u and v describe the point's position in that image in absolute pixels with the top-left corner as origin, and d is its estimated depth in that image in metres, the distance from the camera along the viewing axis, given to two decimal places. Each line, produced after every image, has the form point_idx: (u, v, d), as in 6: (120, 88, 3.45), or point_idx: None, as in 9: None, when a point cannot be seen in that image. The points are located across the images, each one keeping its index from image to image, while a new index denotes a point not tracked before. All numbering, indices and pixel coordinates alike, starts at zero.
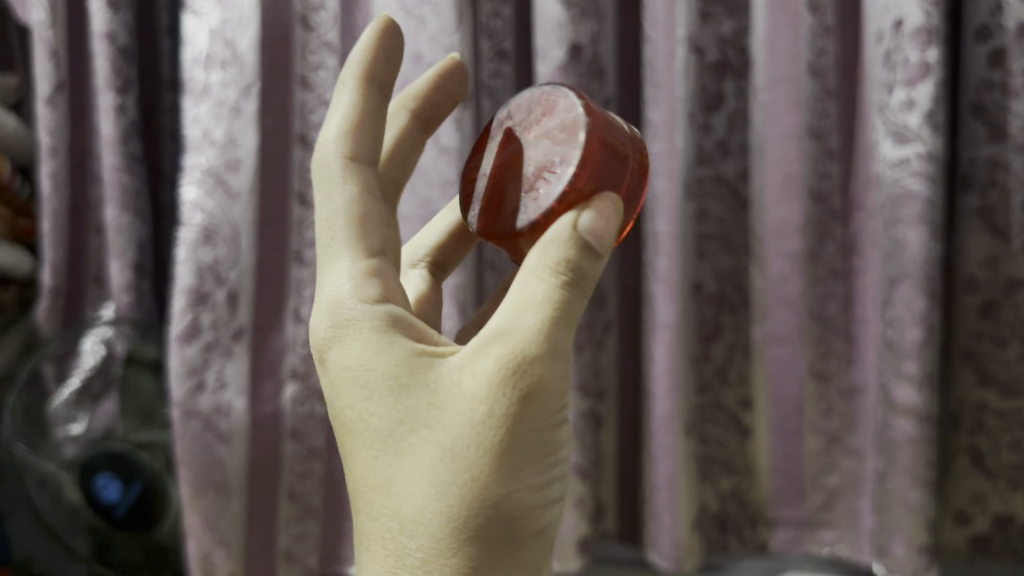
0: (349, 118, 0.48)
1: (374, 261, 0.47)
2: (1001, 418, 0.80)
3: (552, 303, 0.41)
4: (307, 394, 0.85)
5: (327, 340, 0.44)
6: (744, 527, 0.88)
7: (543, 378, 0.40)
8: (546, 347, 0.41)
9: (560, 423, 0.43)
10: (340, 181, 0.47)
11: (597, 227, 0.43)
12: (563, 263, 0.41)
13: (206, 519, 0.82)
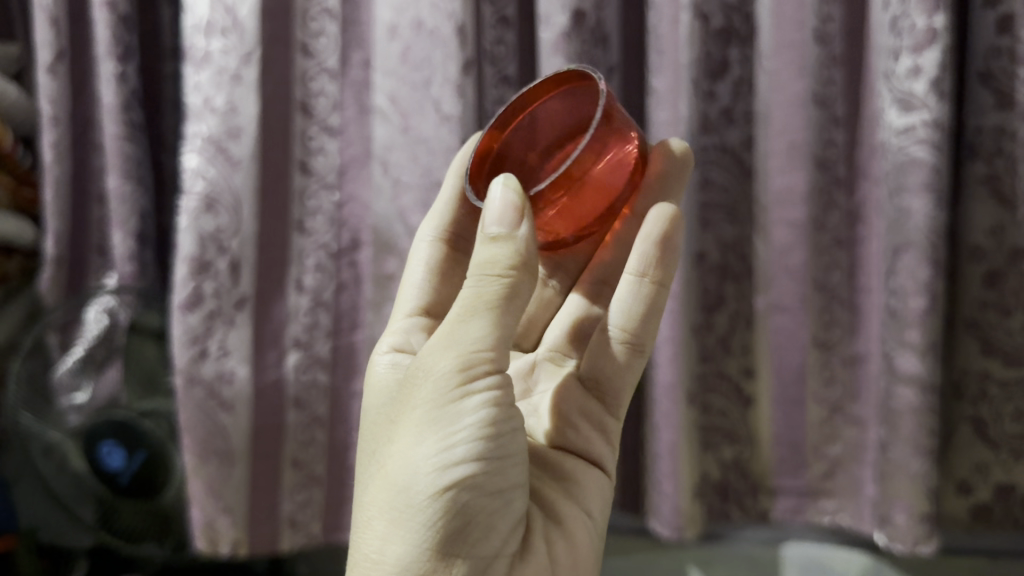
0: (446, 211, 0.70)
1: (421, 319, 0.68)
2: (1005, 387, 0.80)
3: (470, 299, 0.50)
4: (310, 362, 0.85)
5: (370, 372, 0.66)
6: (745, 495, 0.89)
7: (431, 370, 0.50)
8: (443, 342, 0.50)
9: (475, 404, 0.50)
10: (424, 247, 0.70)
11: (499, 222, 0.50)
12: (485, 262, 0.49)
13: (209, 487, 0.83)
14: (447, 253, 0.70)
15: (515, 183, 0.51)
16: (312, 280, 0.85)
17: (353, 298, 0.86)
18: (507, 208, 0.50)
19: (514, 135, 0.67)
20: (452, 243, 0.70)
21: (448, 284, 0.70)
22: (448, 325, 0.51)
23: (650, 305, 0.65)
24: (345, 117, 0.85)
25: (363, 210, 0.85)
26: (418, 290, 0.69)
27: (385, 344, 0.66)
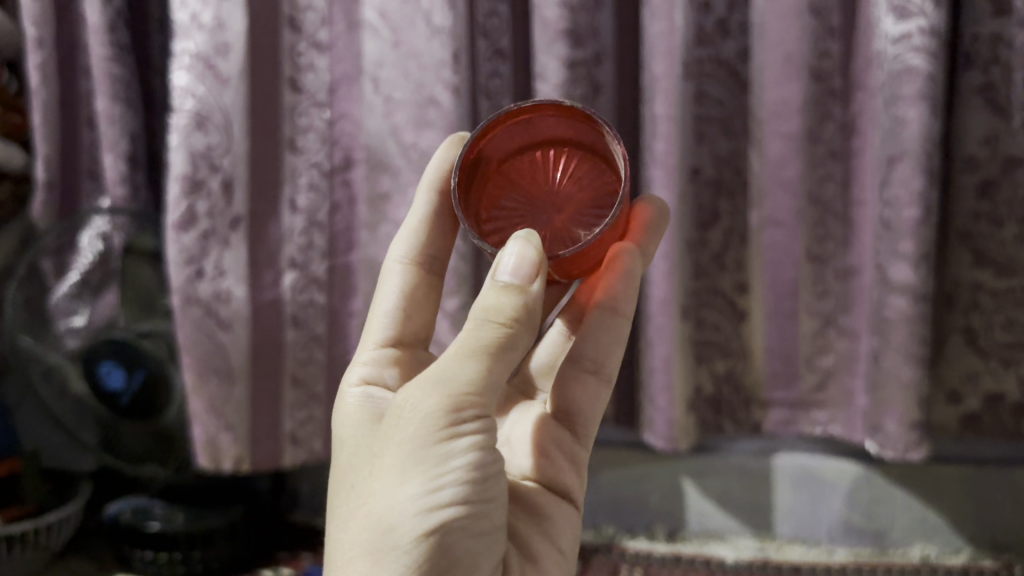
0: (418, 233, 0.65)
1: (391, 350, 0.63)
2: (996, 297, 0.81)
3: (467, 341, 0.47)
4: (307, 282, 0.85)
5: (338, 412, 0.58)
6: (738, 408, 0.91)
7: (417, 411, 0.46)
8: (436, 380, 0.46)
9: (462, 448, 0.46)
10: (395, 272, 0.64)
11: (510, 268, 0.47)
12: (488, 308, 0.47)
13: (210, 404, 0.83)
14: (419, 278, 0.65)
15: (536, 238, 0.48)
16: (306, 199, 0.84)
17: (347, 220, 0.86)
18: (523, 250, 0.47)
19: (491, 141, 0.55)
20: (425, 266, 0.65)
21: (422, 309, 0.65)
22: (438, 365, 0.47)
23: (612, 333, 0.62)
24: (334, 33, 0.84)
25: (354, 128, 0.85)
26: (389, 318, 0.63)
27: (353, 375, 0.60)
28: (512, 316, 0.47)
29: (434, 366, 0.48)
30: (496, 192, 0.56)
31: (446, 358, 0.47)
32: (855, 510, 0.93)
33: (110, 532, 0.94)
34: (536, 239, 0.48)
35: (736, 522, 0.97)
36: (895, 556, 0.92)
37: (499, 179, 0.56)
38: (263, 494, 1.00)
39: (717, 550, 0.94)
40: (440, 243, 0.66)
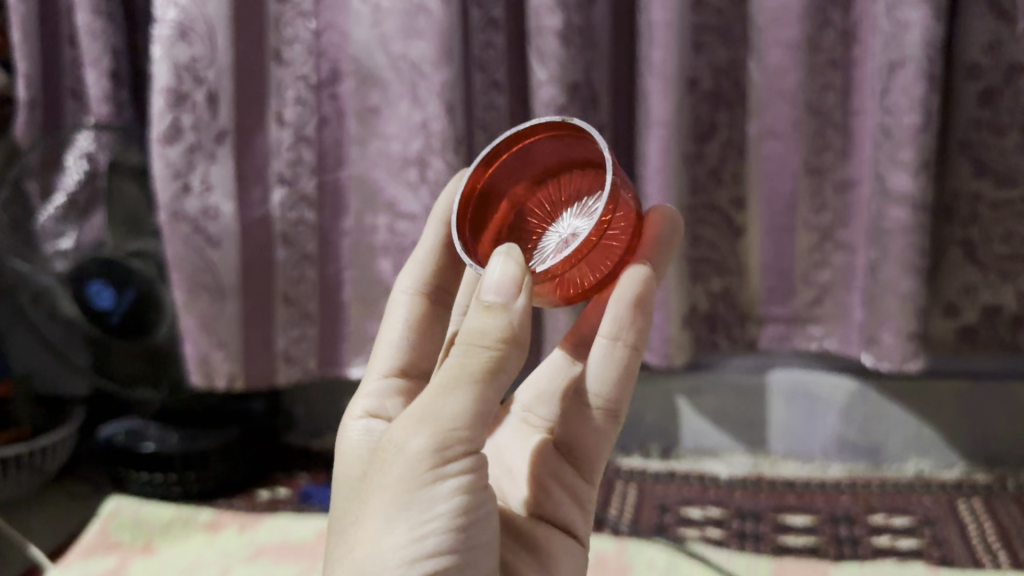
0: (425, 263, 0.67)
1: (394, 379, 0.65)
2: (995, 209, 0.80)
3: (452, 371, 0.46)
4: (296, 199, 0.83)
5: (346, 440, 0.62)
6: (733, 325, 0.90)
7: (405, 450, 0.45)
8: (420, 416, 0.46)
9: (450, 487, 0.46)
10: (401, 302, 0.66)
11: (491, 293, 0.46)
12: (471, 332, 0.46)
13: (201, 323, 0.82)
14: (425, 308, 0.66)
15: (517, 254, 0.48)
16: (293, 114, 0.82)
17: (335, 134, 0.84)
18: (506, 270, 0.46)
19: (497, 174, 0.59)
20: (432, 298, 0.67)
21: (425, 338, 0.66)
22: (424, 400, 0.46)
23: (619, 368, 0.59)
24: None
25: (342, 39, 0.82)
26: (394, 349, 0.66)
27: (359, 408, 0.63)
28: (493, 344, 0.45)
29: (421, 398, 0.47)
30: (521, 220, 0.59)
31: (431, 391, 0.46)
32: (850, 427, 0.93)
33: (107, 456, 0.94)
34: (521, 256, 0.48)
35: (730, 440, 0.97)
36: (889, 472, 0.93)
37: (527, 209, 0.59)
38: (259, 417, 0.99)
39: (711, 466, 0.96)
40: (449, 274, 0.67)
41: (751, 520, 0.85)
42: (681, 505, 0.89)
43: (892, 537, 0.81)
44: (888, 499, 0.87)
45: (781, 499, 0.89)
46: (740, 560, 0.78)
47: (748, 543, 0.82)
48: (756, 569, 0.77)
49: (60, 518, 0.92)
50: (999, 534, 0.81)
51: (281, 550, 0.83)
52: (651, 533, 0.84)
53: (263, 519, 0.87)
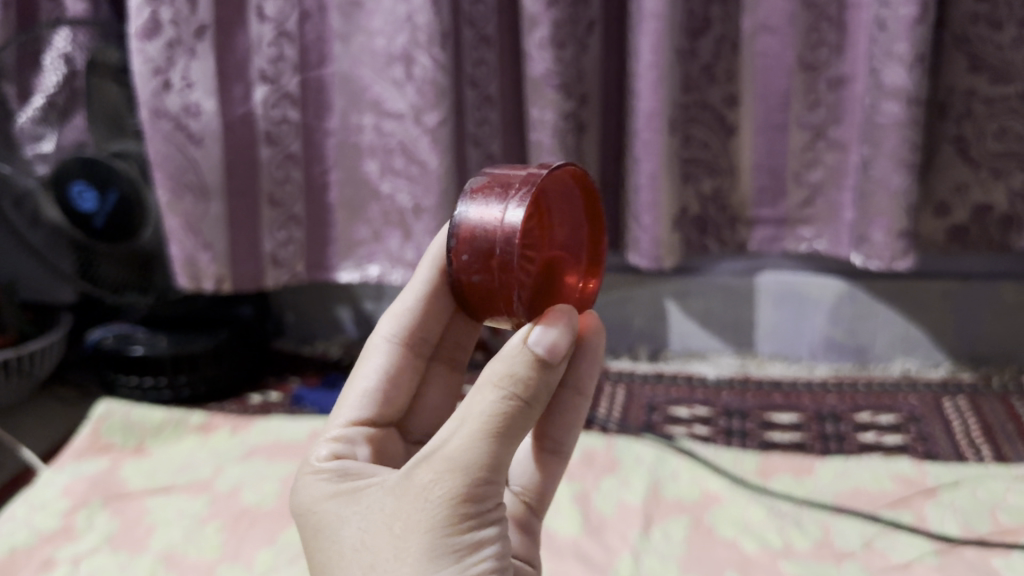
0: (402, 311, 0.53)
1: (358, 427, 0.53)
2: (989, 105, 0.79)
3: (482, 421, 0.39)
4: (280, 97, 0.81)
5: (314, 482, 0.47)
6: (724, 228, 0.89)
7: (439, 501, 0.40)
8: (459, 465, 0.40)
9: (482, 537, 0.41)
10: (375, 351, 0.54)
11: (541, 340, 0.40)
12: (503, 377, 0.39)
13: (186, 223, 0.81)
14: (402, 363, 0.54)
15: (567, 313, 0.42)
16: (274, 8, 0.78)
17: (318, 29, 0.81)
18: (546, 322, 0.41)
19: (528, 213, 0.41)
20: (413, 349, 0.54)
21: (399, 390, 0.55)
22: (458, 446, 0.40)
23: (570, 411, 0.52)
24: None
25: None
26: (363, 398, 0.53)
27: (325, 449, 0.50)
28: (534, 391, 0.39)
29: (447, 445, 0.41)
30: (481, 265, 0.42)
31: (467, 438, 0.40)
32: (837, 326, 0.94)
33: (95, 359, 0.94)
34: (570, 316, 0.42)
35: (718, 341, 0.98)
36: (876, 371, 0.94)
37: (453, 250, 0.43)
38: (248, 321, 0.99)
39: (698, 368, 0.97)
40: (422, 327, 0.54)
41: (738, 418, 0.87)
42: (669, 405, 0.90)
43: (878, 434, 0.83)
44: (874, 398, 0.88)
45: (768, 399, 0.90)
46: (727, 456, 0.79)
47: (735, 440, 0.83)
48: (743, 463, 0.78)
49: (52, 421, 0.92)
50: (983, 429, 0.82)
51: (274, 450, 0.83)
52: (640, 430, 0.85)
53: (255, 421, 0.88)
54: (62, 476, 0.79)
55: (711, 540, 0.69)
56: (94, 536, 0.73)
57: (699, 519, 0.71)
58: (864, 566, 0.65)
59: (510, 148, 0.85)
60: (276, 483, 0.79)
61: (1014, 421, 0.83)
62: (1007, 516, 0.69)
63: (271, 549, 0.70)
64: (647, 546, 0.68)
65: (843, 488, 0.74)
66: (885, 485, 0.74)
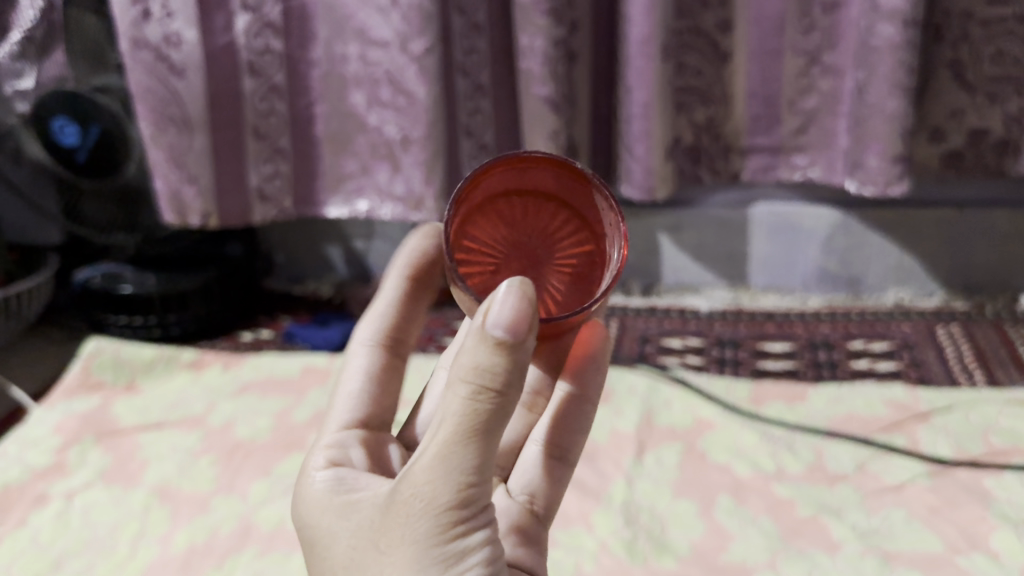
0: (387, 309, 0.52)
1: (357, 431, 0.48)
2: (986, 28, 0.77)
3: (453, 424, 0.35)
4: (262, 26, 0.79)
5: (303, 496, 0.43)
6: (717, 158, 0.88)
7: (425, 514, 0.36)
8: (436, 473, 0.36)
9: (473, 542, 0.37)
10: (360, 355, 0.51)
11: (496, 324, 0.34)
12: (468, 371, 0.35)
13: (169, 155, 0.80)
14: (388, 362, 0.51)
15: (526, 288, 0.35)
16: None
17: None
18: (503, 297, 0.35)
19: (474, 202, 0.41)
20: (394, 351, 0.52)
21: (386, 394, 0.51)
22: (431, 452, 0.36)
23: (581, 418, 0.52)
24: None
25: None
26: (353, 403, 0.49)
27: (320, 455, 0.45)
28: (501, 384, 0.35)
29: (422, 450, 0.36)
30: None
31: (437, 444, 0.36)
32: (832, 258, 0.93)
33: (82, 299, 0.92)
34: (531, 286, 0.36)
35: (712, 274, 0.98)
36: (869, 302, 0.94)
37: None
38: (237, 259, 0.98)
39: (692, 301, 0.96)
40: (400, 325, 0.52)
41: (730, 347, 0.87)
42: (662, 336, 0.90)
43: (871, 361, 0.83)
44: (867, 326, 0.88)
45: (761, 329, 0.90)
46: (719, 384, 0.79)
47: (728, 369, 0.83)
48: (736, 391, 0.78)
49: (43, 361, 0.91)
50: (976, 355, 0.82)
51: (267, 385, 0.83)
52: (633, 360, 0.85)
53: (247, 357, 0.87)
54: (53, 414, 0.79)
55: (704, 466, 0.69)
56: (87, 471, 0.73)
57: (692, 446, 0.71)
58: (858, 488, 0.65)
59: (499, 77, 0.83)
60: (269, 417, 0.78)
61: (1006, 347, 0.83)
62: (999, 438, 0.70)
63: (266, 481, 0.70)
64: (641, 472, 0.69)
65: (835, 413, 0.74)
66: (878, 409, 0.74)
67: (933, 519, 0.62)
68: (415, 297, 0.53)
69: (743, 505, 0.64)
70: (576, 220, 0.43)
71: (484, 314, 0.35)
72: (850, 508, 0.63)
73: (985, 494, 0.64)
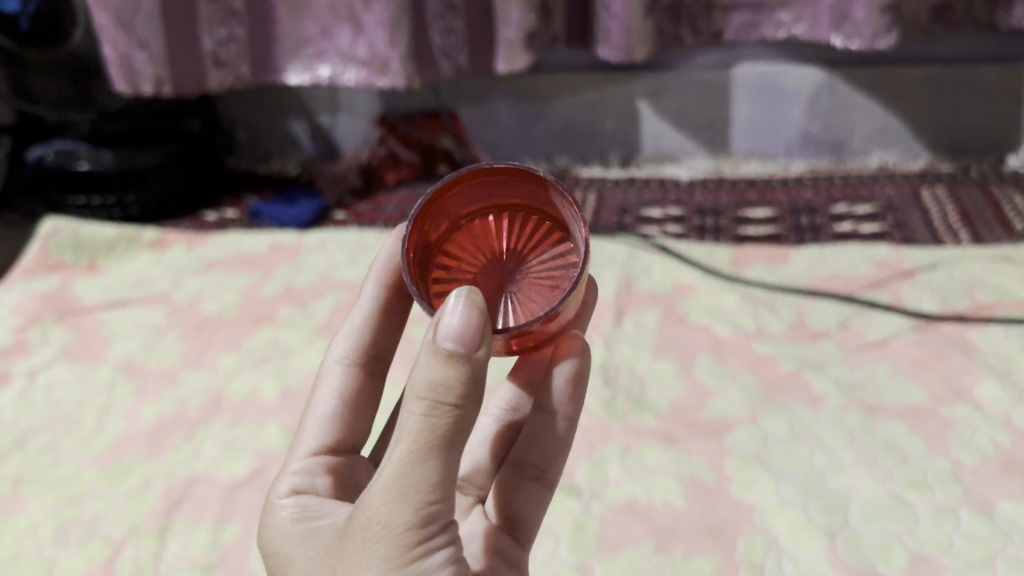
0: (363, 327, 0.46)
1: (321, 457, 0.42)
2: None
3: (410, 441, 0.31)
4: None
5: (265, 530, 0.38)
6: (699, 16, 0.83)
7: (380, 538, 0.31)
8: (390, 494, 0.31)
9: (437, 564, 0.32)
10: (332, 377, 0.45)
11: (452, 332, 0.30)
12: (424, 384, 0.31)
13: (116, 20, 0.75)
14: (365, 384, 0.46)
15: (480, 298, 0.32)
16: None
17: None
18: (457, 307, 0.31)
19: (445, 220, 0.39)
20: (371, 370, 0.46)
21: (362, 416, 0.45)
22: (385, 474, 0.31)
23: (557, 438, 0.43)
24: None
25: None
26: (321, 426, 0.43)
27: (282, 483, 0.39)
28: (462, 393, 0.30)
29: (377, 474, 0.32)
30: None
31: (392, 464, 0.31)
32: (815, 121, 0.90)
33: (38, 180, 0.89)
34: (480, 295, 0.32)
35: (693, 142, 0.94)
36: (852, 166, 0.91)
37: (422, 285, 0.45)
38: (197, 135, 0.94)
39: (672, 171, 0.94)
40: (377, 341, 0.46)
41: (711, 215, 0.84)
42: (642, 206, 0.87)
43: (855, 223, 0.81)
44: (850, 190, 0.86)
45: (742, 196, 0.87)
46: (698, 250, 0.77)
47: (708, 236, 0.81)
48: (716, 257, 0.76)
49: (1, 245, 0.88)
50: (961, 214, 0.81)
51: (234, 262, 0.80)
52: (613, 230, 0.83)
53: (213, 236, 0.84)
54: (12, 294, 0.76)
55: (684, 329, 0.67)
56: (50, 349, 0.70)
57: (672, 309, 0.70)
58: (841, 346, 0.64)
59: None
60: (236, 293, 0.76)
61: (992, 207, 0.81)
62: (985, 293, 0.68)
63: (236, 353, 0.68)
64: (620, 334, 0.67)
65: (818, 274, 0.72)
66: (861, 269, 0.72)
67: (917, 372, 0.60)
68: (399, 313, 0.47)
69: (723, 364, 0.63)
70: (560, 235, 0.39)
71: (438, 324, 0.31)
72: (832, 363, 0.62)
73: (969, 347, 0.62)
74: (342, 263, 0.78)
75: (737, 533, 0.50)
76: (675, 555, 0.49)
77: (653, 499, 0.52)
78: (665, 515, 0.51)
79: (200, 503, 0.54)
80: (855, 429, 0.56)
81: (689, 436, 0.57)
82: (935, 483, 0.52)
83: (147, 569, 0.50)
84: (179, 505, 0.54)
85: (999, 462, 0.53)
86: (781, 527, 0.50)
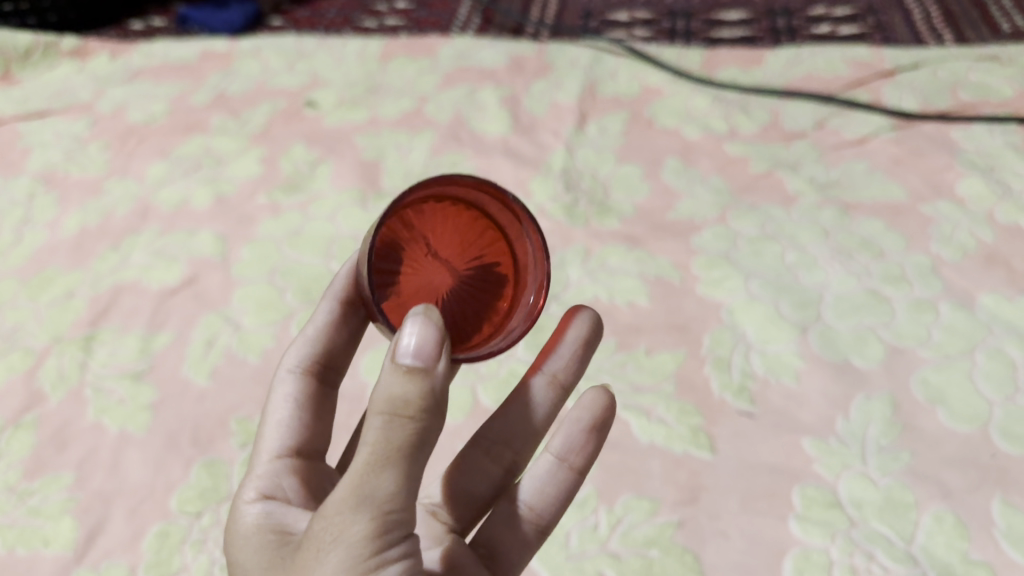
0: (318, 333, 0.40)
1: (288, 460, 0.36)
2: None
3: (367, 448, 0.27)
4: None
5: (227, 538, 0.33)
6: None
7: (332, 549, 0.27)
8: (345, 501, 0.27)
9: None
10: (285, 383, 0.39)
11: (412, 347, 0.27)
12: (383, 396, 0.27)
13: None
14: (322, 395, 0.39)
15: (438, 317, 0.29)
16: None
17: None
18: (418, 327, 0.28)
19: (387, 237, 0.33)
20: (324, 379, 0.40)
21: (321, 424, 0.39)
22: (343, 483, 0.27)
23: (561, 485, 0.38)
24: None
25: None
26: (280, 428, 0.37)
27: (248, 487, 0.34)
28: (422, 402, 0.27)
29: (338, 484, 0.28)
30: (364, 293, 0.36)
31: (349, 473, 0.27)
32: None
33: None
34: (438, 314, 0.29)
35: None
36: None
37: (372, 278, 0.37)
38: None
39: None
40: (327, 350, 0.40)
41: (682, 19, 0.78)
42: (608, 10, 0.80)
43: (833, 26, 0.75)
44: None
45: None
46: (667, 51, 0.71)
47: (679, 40, 0.76)
48: (686, 58, 0.70)
49: None
50: (944, 15, 0.75)
51: (161, 70, 0.73)
52: (577, 35, 0.77)
53: (138, 45, 0.76)
54: None
55: (652, 133, 0.62)
56: None
57: (638, 113, 0.64)
58: (816, 146, 0.60)
59: None
60: (165, 101, 0.69)
61: (977, 8, 0.76)
62: (969, 92, 0.64)
63: (164, 162, 0.62)
64: (583, 140, 0.62)
65: (794, 75, 0.67)
66: (839, 68, 0.67)
67: (896, 169, 0.57)
68: (350, 334, 0.40)
69: (692, 167, 0.59)
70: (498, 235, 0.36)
71: (399, 344, 0.28)
72: (807, 163, 0.58)
73: (951, 145, 0.59)
74: (280, 71, 0.71)
75: (703, 329, 0.47)
76: (638, 352, 0.46)
77: (616, 299, 0.49)
78: (628, 315, 0.48)
79: (127, 312, 0.50)
80: (830, 226, 0.53)
81: (654, 237, 0.53)
82: (913, 276, 0.49)
83: (72, 378, 0.47)
84: (106, 315, 0.50)
85: (980, 256, 0.50)
86: (750, 322, 0.47)
